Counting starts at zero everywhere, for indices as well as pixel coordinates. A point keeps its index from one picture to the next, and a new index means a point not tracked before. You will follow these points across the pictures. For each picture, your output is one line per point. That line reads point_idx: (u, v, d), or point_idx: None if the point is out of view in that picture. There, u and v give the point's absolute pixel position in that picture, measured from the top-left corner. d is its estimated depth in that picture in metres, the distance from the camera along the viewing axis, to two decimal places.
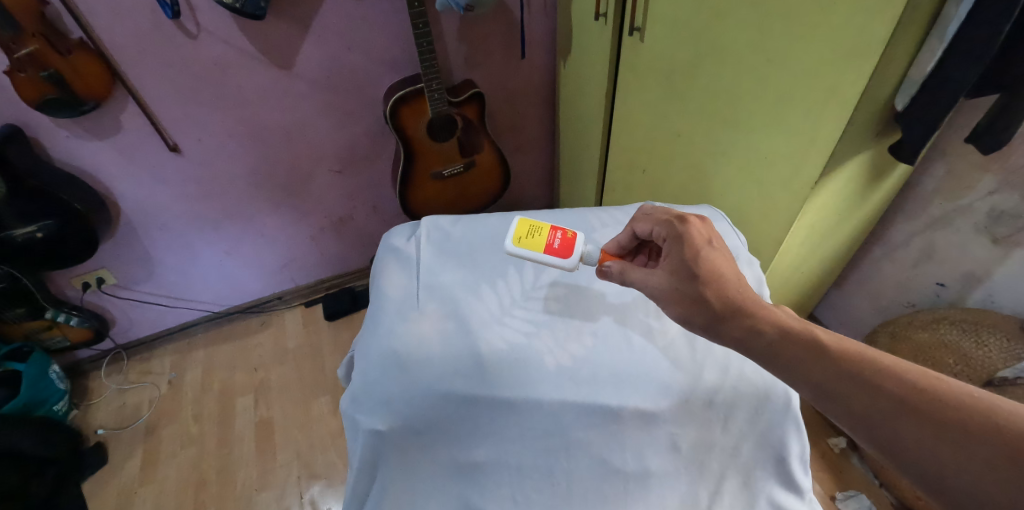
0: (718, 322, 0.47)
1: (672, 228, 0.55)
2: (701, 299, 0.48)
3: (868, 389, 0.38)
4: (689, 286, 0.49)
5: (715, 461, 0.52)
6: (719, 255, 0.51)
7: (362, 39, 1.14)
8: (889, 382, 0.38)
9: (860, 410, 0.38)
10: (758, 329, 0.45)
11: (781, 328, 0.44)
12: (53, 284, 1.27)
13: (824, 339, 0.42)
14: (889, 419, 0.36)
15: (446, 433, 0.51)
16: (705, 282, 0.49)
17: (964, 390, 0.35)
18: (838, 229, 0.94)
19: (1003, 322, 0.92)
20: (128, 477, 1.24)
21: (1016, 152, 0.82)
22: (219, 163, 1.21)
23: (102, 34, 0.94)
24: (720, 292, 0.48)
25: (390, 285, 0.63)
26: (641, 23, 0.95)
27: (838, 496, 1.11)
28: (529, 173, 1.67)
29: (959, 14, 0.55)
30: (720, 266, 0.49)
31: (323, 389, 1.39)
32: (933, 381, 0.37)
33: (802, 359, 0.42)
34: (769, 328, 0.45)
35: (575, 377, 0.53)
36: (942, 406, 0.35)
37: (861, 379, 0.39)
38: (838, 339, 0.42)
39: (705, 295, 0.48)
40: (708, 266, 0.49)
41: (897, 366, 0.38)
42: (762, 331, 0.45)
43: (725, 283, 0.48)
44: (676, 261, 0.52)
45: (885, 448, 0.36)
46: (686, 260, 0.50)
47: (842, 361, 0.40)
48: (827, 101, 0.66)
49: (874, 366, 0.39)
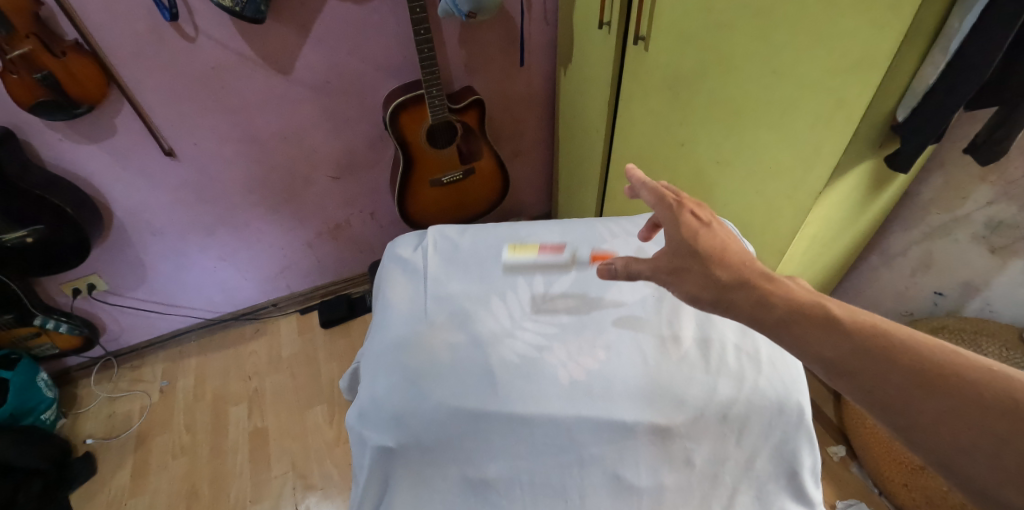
0: (725, 294, 0.47)
1: (671, 213, 0.54)
2: (706, 274, 0.48)
3: (884, 363, 0.37)
4: (693, 262, 0.50)
5: (728, 474, 0.51)
6: (717, 235, 0.51)
7: (363, 45, 1.13)
8: (906, 357, 0.37)
9: (875, 386, 0.37)
10: (769, 303, 0.44)
11: (792, 301, 0.43)
12: (42, 291, 1.24)
13: (838, 312, 0.41)
14: (905, 395, 0.36)
15: (456, 449, 0.50)
16: (709, 258, 0.49)
17: (984, 365, 0.35)
18: (839, 239, 0.94)
19: (1003, 331, 0.94)
20: (117, 490, 1.21)
21: (1014, 164, 0.83)
22: (216, 167, 1.20)
23: (95, 35, 0.92)
24: (725, 267, 0.48)
25: (396, 296, 0.62)
26: (645, 33, 0.95)
27: (839, 505, 1.10)
28: (527, 181, 1.67)
29: (962, 29, 0.56)
30: (721, 243, 0.50)
31: (319, 398, 1.37)
32: (948, 356, 0.36)
33: (811, 331, 0.41)
34: (779, 303, 0.43)
35: (589, 391, 0.52)
36: (957, 382, 0.35)
37: (875, 355, 0.38)
38: (849, 311, 0.41)
39: (712, 271, 0.48)
40: (707, 244, 0.50)
41: (913, 339, 0.38)
42: (773, 306, 0.44)
43: (728, 258, 0.48)
44: (673, 241, 0.52)
45: (898, 425, 0.36)
46: (685, 239, 0.51)
47: (858, 335, 0.39)
48: (833, 114, 0.66)
49: (889, 339, 0.38)
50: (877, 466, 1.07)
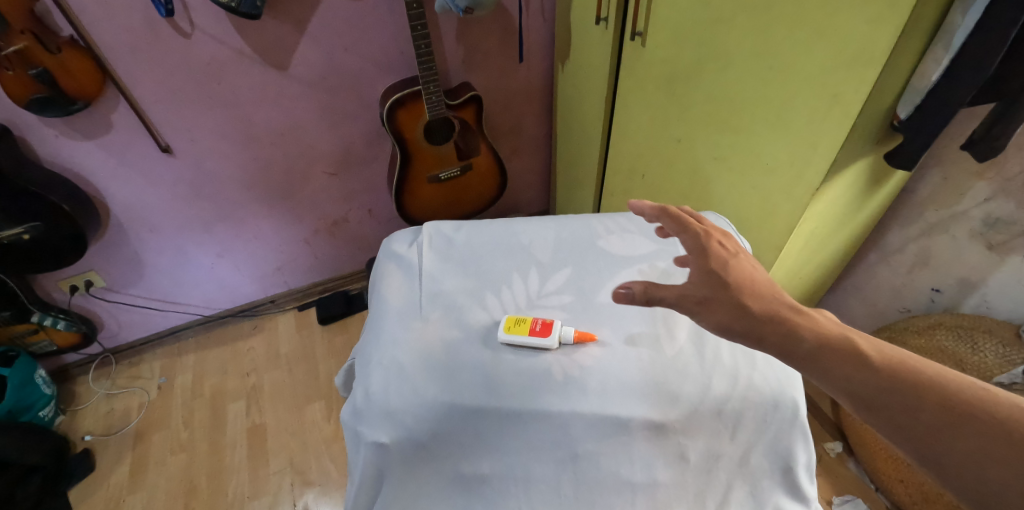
0: (755, 326, 0.45)
1: (698, 242, 0.52)
2: (736, 304, 0.46)
3: (912, 399, 0.37)
4: (721, 293, 0.47)
5: (722, 470, 0.52)
6: (746, 265, 0.49)
7: (359, 41, 1.13)
8: (933, 394, 0.36)
9: (905, 422, 0.36)
10: (797, 337, 0.42)
11: (820, 335, 0.42)
12: (39, 287, 1.23)
13: (865, 346, 0.40)
14: (934, 431, 0.35)
15: (450, 445, 0.50)
16: (738, 290, 0.47)
17: (1011, 402, 0.35)
18: (836, 236, 0.94)
19: (999, 327, 0.93)
20: (116, 486, 1.21)
21: (1011, 159, 0.83)
22: (213, 163, 1.19)
23: (91, 30, 0.91)
24: (756, 299, 0.46)
25: (391, 291, 0.63)
26: (643, 28, 0.95)
27: (835, 501, 1.11)
28: (525, 177, 1.67)
29: (966, 24, 0.56)
30: (750, 274, 0.48)
31: (317, 395, 1.37)
32: (978, 394, 0.36)
33: (842, 368, 0.40)
34: (807, 337, 0.42)
35: (584, 387, 0.52)
36: (989, 421, 0.34)
37: (906, 393, 0.37)
38: (875, 345, 0.41)
39: (743, 302, 0.46)
40: (737, 275, 0.48)
41: (941, 376, 0.37)
42: (801, 338, 0.42)
43: (757, 289, 0.47)
44: (701, 271, 0.49)
45: (929, 462, 0.35)
46: (714, 270, 0.49)
47: (887, 371, 0.38)
48: (830, 109, 0.66)
49: (920, 374, 0.38)
50: (873, 462, 1.07)
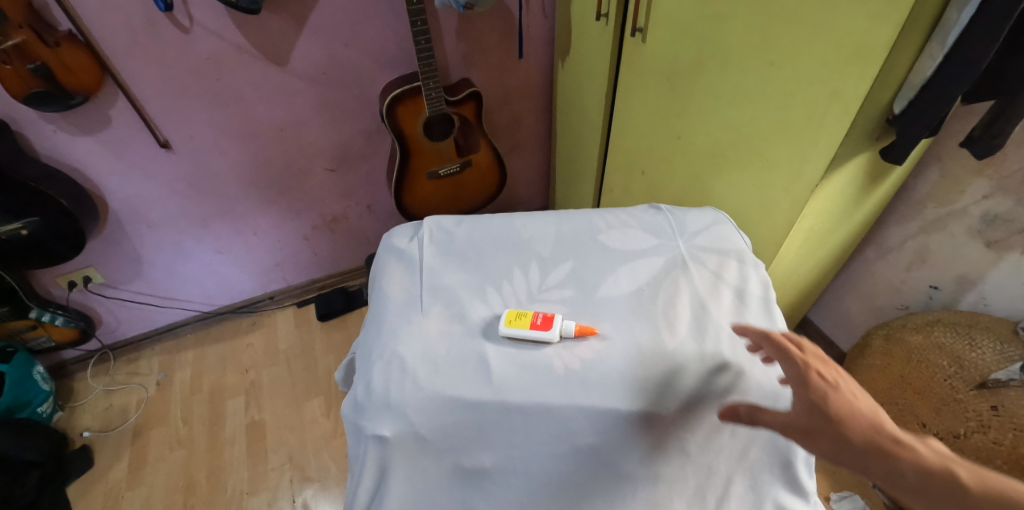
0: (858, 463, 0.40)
1: (795, 369, 0.46)
2: (839, 441, 0.41)
3: None
4: (823, 429, 0.42)
5: (722, 464, 0.50)
6: (846, 389, 0.44)
7: (359, 36, 1.12)
8: None
9: None
10: (902, 473, 0.38)
11: (926, 470, 0.38)
12: (37, 283, 1.23)
13: (969, 480, 0.37)
14: None
15: (451, 439, 0.50)
16: (840, 422, 0.42)
17: None
18: (835, 232, 0.94)
19: (997, 323, 0.91)
20: (114, 482, 1.21)
21: (1010, 157, 0.83)
22: (211, 159, 1.19)
23: (89, 25, 0.91)
24: (859, 431, 0.41)
25: (391, 285, 0.63)
26: (643, 25, 0.95)
27: (833, 497, 1.11)
28: (525, 173, 1.67)
29: (960, 21, 0.55)
30: (851, 400, 0.43)
31: (316, 391, 1.37)
32: None
33: None
34: (909, 472, 0.38)
35: (585, 380, 0.53)
36: None
37: None
38: (980, 475, 0.37)
39: (848, 437, 0.41)
40: (838, 405, 0.43)
41: None
42: (907, 477, 0.38)
43: (861, 420, 0.42)
44: (800, 404, 0.44)
45: None
46: (815, 405, 0.43)
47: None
48: (830, 105, 0.66)
49: None
50: None
